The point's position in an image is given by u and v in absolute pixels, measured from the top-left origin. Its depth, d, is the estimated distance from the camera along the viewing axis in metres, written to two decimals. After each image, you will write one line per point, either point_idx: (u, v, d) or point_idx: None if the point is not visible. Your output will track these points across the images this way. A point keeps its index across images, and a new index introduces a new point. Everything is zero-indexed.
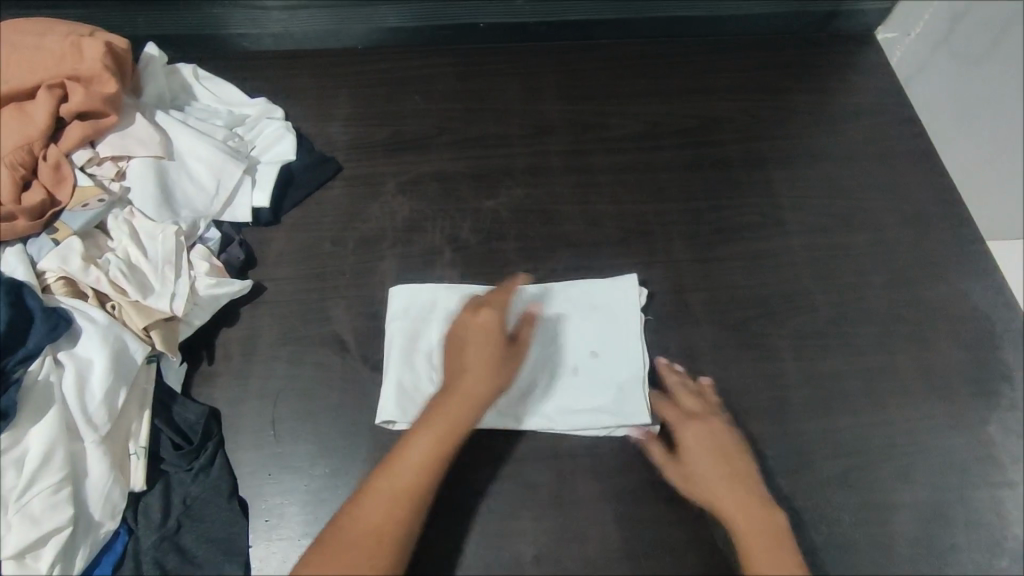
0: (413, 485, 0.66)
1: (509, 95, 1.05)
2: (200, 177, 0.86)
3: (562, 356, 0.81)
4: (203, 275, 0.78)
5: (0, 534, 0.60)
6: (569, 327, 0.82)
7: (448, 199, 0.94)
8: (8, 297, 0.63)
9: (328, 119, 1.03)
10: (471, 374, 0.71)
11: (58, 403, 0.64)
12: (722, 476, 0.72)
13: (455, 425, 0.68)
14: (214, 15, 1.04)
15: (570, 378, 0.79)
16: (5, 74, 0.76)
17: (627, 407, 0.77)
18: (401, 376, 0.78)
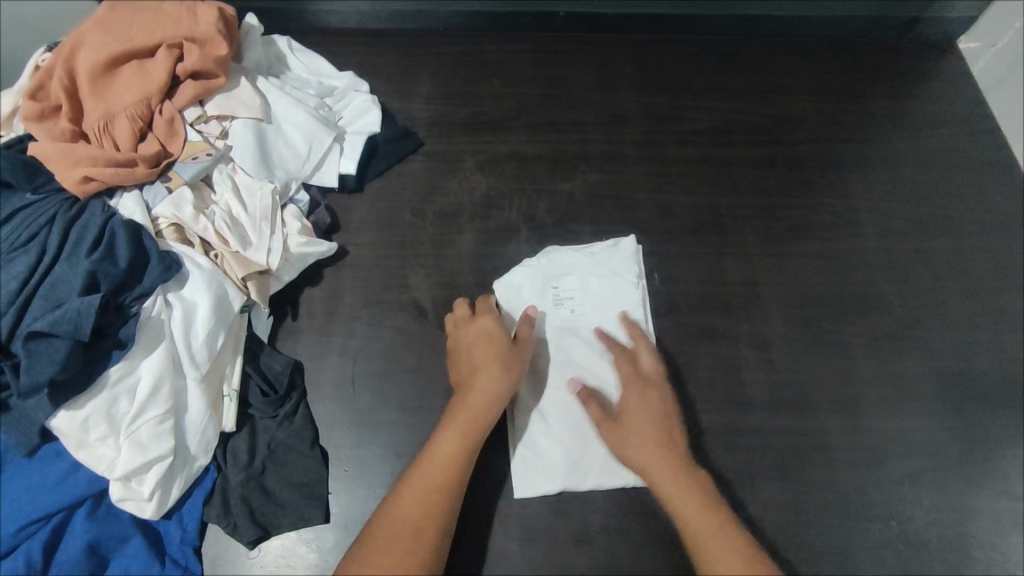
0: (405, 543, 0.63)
1: (584, 84, 1.07)
2: (294, 142, 0.90)
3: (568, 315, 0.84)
4: (295, 234, 0.82)
5: (111, 455, 0.64)
6: (593, 301, 0.85)
7: (526, 179, 0.97)
8: (129, 237, 0.68)
9: (411, 96, 1.06)
10: (484, 370, 0.74)
11: (166, 339, 0.68)
12: (696, 518, 0.66)
13: (477, 417, 0.71)
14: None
15: (550, 316, 0.84)
16: (127, 33, 0.81)
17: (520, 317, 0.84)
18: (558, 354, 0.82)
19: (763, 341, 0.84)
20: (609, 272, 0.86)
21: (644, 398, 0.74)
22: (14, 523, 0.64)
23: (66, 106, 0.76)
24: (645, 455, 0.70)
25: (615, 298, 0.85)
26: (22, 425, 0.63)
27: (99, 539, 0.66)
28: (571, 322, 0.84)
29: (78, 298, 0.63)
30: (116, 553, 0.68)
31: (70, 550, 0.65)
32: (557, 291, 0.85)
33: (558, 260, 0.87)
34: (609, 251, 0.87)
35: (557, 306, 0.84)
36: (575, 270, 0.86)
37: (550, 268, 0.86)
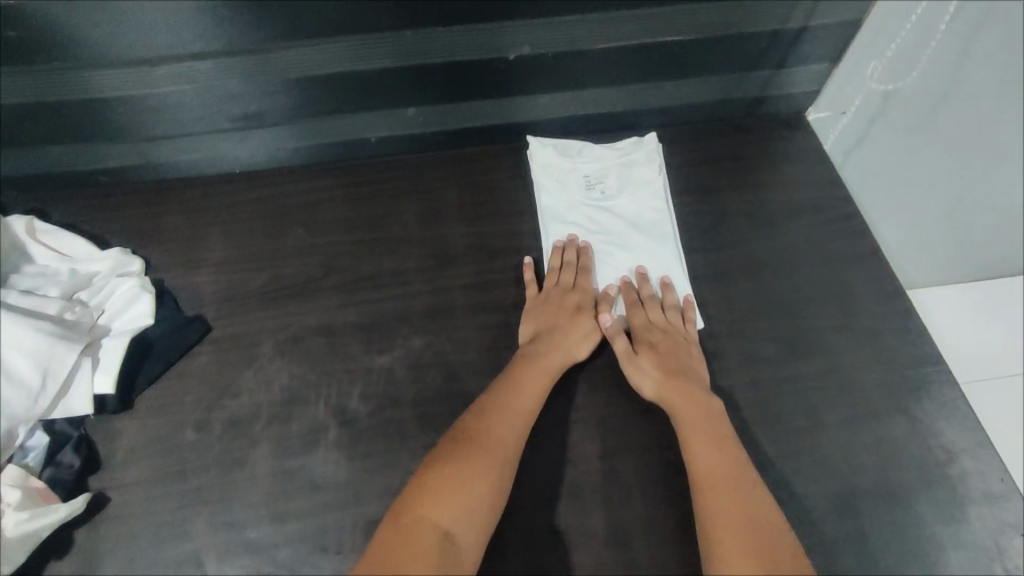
0: (497, 455, 0.69)
1: (404, 219, 0.93)
2: (21, 371, 0.70)
3: (597, 199, 0.93)
4: (13, 508, 0.64)
5: None
6: (616, 185, 0.94)
7: (334, 359, 0.81)
8: None
9: (197, 265, 0.89)
10: (560, 345, 0.78)
11: None
12: (695, 407, 0.73)
13: (521, 409, 0.73)
14: (54, 154, 0.90)
15: (581, 199, 0.93)
16: None
17: (552, 200, 0.93)
18: (595, 225, 0.91)
19: (623, 534, 0.72)
20: (631, 162, 0.96)
21: (671, 308, 0.83)
22: None
23: None
24: (669, 360, 0.77)
25: (638, 181, 0.94)
26: None
27: None
28: (600, 201, 0.93)
29: None
30: None
31: None
32: (584, 176, 0.95)
33: (587, 153, 0.96)
34: (636, 149, 0.97)
35: (588, 191, 0.94)
36: (600, 160, 0.96)
37: (579, 161, 0.96)
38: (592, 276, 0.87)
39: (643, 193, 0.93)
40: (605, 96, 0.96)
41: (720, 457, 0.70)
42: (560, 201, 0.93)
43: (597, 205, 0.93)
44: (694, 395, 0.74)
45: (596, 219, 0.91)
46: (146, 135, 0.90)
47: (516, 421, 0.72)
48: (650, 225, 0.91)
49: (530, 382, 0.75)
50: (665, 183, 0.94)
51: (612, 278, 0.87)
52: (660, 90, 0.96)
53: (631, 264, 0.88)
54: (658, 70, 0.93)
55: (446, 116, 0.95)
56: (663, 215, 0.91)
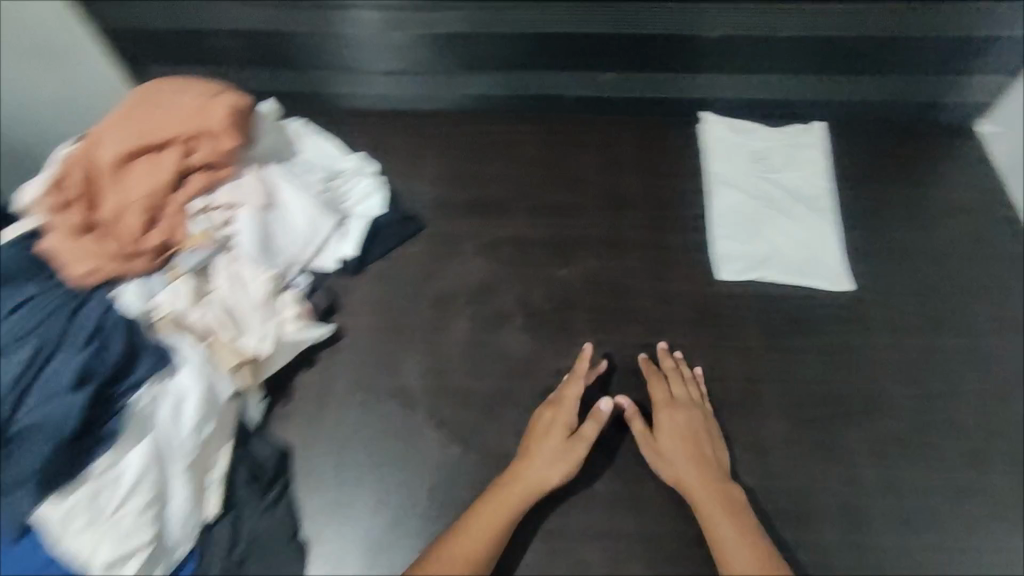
0: (482, 552, 0.72)
1: (588, 166, 1.08)
2: (297, 228, 0.91)
3: (764, 169, 1.06)
4: (290, 319, 0.84)
5: (95, 541, 0.67)
6: (783, 161, 1.06)
7: (523, 264, 0.97)
8: (128, 329, 0.73)
9: (417, 178, 1.08)
10: (540, 453, 0.78)
11: (155, 430, 0.71)
12: (718, 503, 0.75)
13: (503, 512, 0.74)
14: (315, 79, 1.12)
15: (750, 167, 1.06)
16: (145, 126, 0.86)
17: (724, 164, 1.06)
18: (761, 190, 1.03)
19: (760, 444, 0.83)
20: (798, 143, 1.07)
21: (692, 408, 0.83)
22: None
23: (83, 197, 0.82)
24: (687, 457, 0.79)
25: (803, 159, 1.06)
26: (8, 516, 0.65)
27: None
28: (766, 172, 1.05)
29: (68, 396, 0.67)
30: None
31: None
32: (755, 149, 1.08)
33: (758, 131, 1.09)
34: (805, 134, 1.08)
35: (756, 162, 1.06)
36: (769, 139, 1.08)
37: (751, 137, 1.08)
38: (754, 232, 0.99)
39: (807, 170, 1.04)
40: (779, 84, 1.07)
41: (742, 549, 0.72)
42: (730, 167, 1.06)
43: (764, 175, 1.05)
44: (712, 494, 0.76)
45: (762, 186, 1.03)
46: (385, 68, 1.09)
47: (524, 498, 0.76)
48: (812, 198, 1.02)
49: (510, 488, 0.76)
50: (829, 165, 1.05)
51: (772, 236, 0.98)
52: (833, 83, 1.05)
53: (790, 229, 0.99)
54: (832, 65, 1.02)
55: (635, 83, 1.09)
56: (825, 191, 1.02)
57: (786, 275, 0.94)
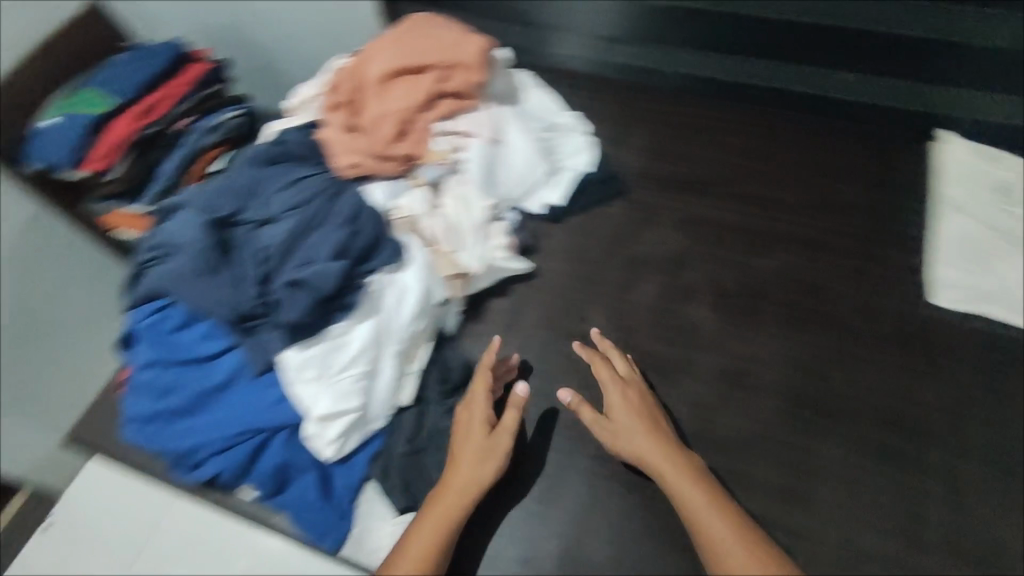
0: (440, 546, 0.70)
1: (802, 162, 1.05)
2: (516, 166, 0.97)
3: (1005, 203, 0.97)
4: (498, 247, 0.91)
5: (317, 394, 0.76)
6: None
7: (721, 246, 0.97)
8: (375, 219, 0.82)
9: (624, 144, 1.11)
10: (469, 437, 0.76)
11: (380, 312, 0.79)
12: (696, 486, 0.71)
13: (449, 501, 0.72)
14: (542, 37, 1.23)
15: (988, 198, 0.97)
16: (410, 50, 0.96)
17: (961, 189, 0.98)
18: (995, 224, 0.95)
19: (953, 480, 0.78)
20: None
21: (628, 394, 0.80)
22: (237, 429, 0.78)
23: (352, 102, 0.93)
24: (645, 447, 0.74)
25: None
26: (255, 352, 0.77)
27: (289, 463, 0.78)
28: (1005, 205, 0.97)
29: (325, 262, 0.77)
30: (295, 480, 0.79)
31: (267, 464, 0.78)
32: (998, 180, 0.99)
33: (1003, 162, 1.00)
34: None
35: (997, 194, 0.98)
36: (1015, 172, 0.99)
37: (994, 166, 1.00)
38: (984, 267, 0.92)
39: None
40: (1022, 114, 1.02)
41: (719, 528, 0.67)
42: (967, 192, 0.98)
43: (1002, 210, 0.97)
44: (674, 480, 0.71)
45: (998, 221, 0.96)
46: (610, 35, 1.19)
47: (471, 485, 0.73)
48: None
49: (452, 479, 0.73)
50: None
51: (1004, 273, 0.91)
52: None
53: None
54: None
55: (864, 86, 1.08)
56: None
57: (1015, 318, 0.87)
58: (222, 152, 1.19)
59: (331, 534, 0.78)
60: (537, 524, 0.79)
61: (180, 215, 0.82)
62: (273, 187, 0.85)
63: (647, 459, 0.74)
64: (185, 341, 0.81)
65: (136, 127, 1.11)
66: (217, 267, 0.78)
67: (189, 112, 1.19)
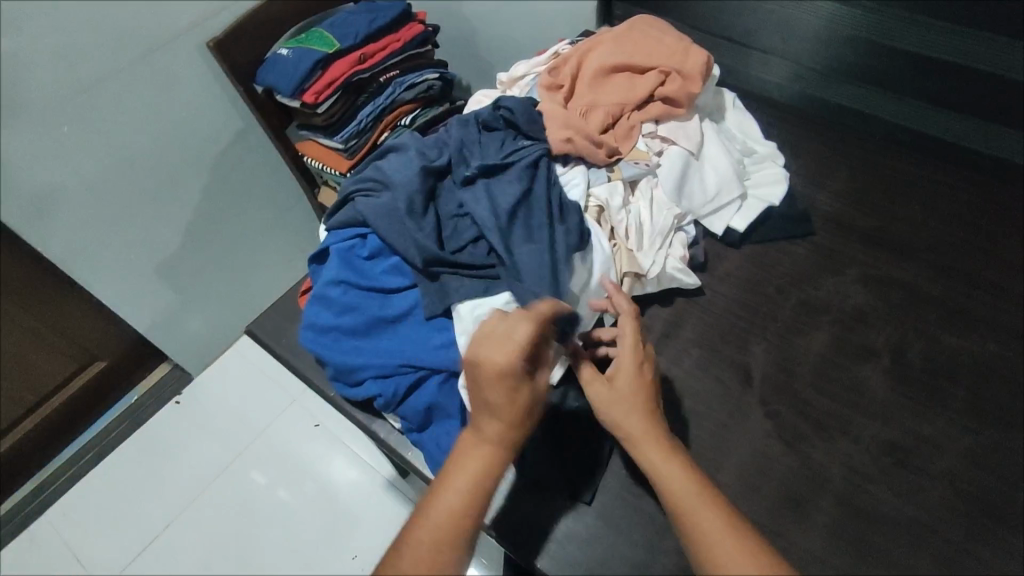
0: (469, 510, 0.58)
1: (1022, 250, 0.95)
2: (708, 183, 0.96)
3: None
4: (675, 257, 0.91)
5: None
6: None
7: (909, 313, 0.91)
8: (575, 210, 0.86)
9: (820, 185, 1.05)
10: (515, 392, 0.61)
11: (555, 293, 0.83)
12: (684, 469, 0.61)
13: (489, 460, 0.61)
14: (752, 60, 1.22)
15: None
16: (633, 51, 0.98)
17: None
18: None
19: None
20: None
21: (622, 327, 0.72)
22: (401, 360, 0.83)
23: (567, 88, 0.96)
24: (637, 421, 0.65)
25: None
26: (436, 295, 0.82)
27: (437, 405, 0.81)
28: None
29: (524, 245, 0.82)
30: (438, 422, 0.82)
31: (417, 402, 0.81)
32: None
33: None
34: None
35: None
36: None
37: None
38: None
39: None
40: None
41: (711, 521, 0.56)
42: None
43: None
44: (643, 448, 0.63)
45: None
46: (825, 69, 1.15)
47: (508, 445, 0.62)
48: None
49: (484, 435, 0.61)
50: None
51: None
52: None
53: None
54: None
55: None
56: None
57: None
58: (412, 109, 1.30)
59: None
60: (654, 536, 0.78)
61: (403, 157, 0.90)
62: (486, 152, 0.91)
63: (631, 428, 0.65)
64: (376, 271, 0.87)
65: (352, 70, 1.21)
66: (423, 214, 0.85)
67: (396, 66, 1.29)
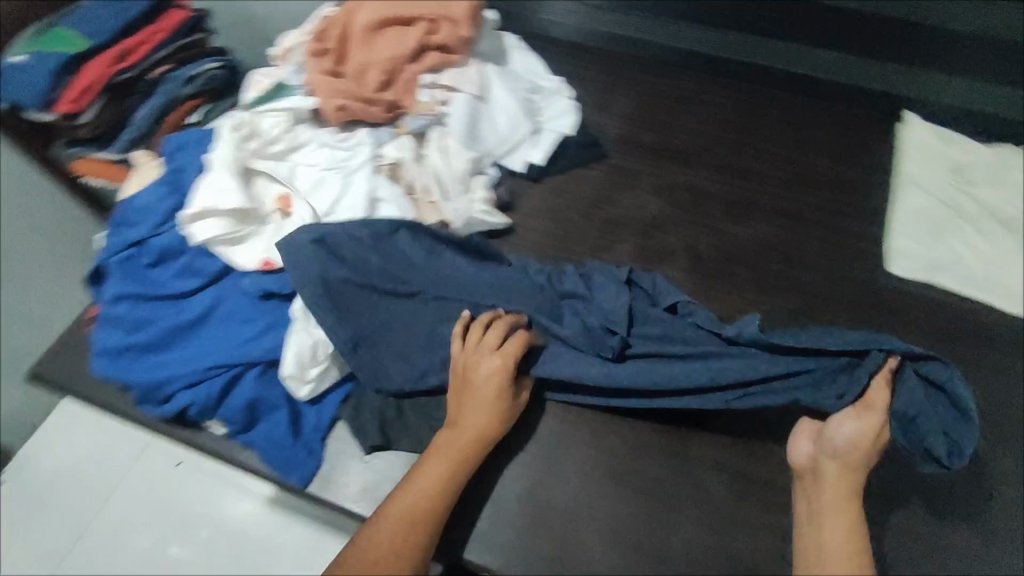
0: (439, 500, 0.70)
1: (779, 139, 1.07)
2: (499, 124, 0.99)
3: (956, 186, 1.02)
4: (479, 201, 0.90)
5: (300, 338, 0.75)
6: (969, 181, 1.03)
7: (695, 211, 1.00)
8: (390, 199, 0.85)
9: (607, 112, 1.11)
10: (485, 404, 0.74)
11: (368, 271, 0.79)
12: (842, 509, 0.67)
13: (459, 458, 0.72)
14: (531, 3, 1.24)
15: (941, 179, 1.03)
16: (397, 3, 0.96)
17: (918, 170, 1.03)
18: (947, 204, 1.00)
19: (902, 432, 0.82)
20: (1003, 167, 1.03)
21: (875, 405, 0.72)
22: (207, 362, 0.77)
23: (335, 50, 0.93)
24: (842, 477, 0.69)
25: (1004, 184, 1.02)
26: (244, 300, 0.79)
27: (259, 398, 0.77)
28: (957, 188, 1.02)
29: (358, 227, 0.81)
30: (265, 416, 0.78)
31: (235, 400, 0.77)
32: (954, 167, 1.04)
33: (960, 145, 1.06)
34: (1011, 160, 1.04)
35: (951, 176, 1.03)
36: (972, 156, 1.05)
37: (953, 150, 1.05)
38: (934, 242, 0.97)
39: (991, 194, 1.02)
40: (992, 100, 1.07)
41: (839, 553, 0.64)
42: (925, 172, 1.03)
43: (953, 191, 1.02)
44: (850, 496, 0.68)
45: (953, 201, 1.01)
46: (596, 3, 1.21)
47: (483, 446, 0.74)
48: (1003, 226, 0.99)
49: (461, 435, 0.73)
50: None
51: (953, 248, 0.96)
52: None
53: (973, 247, 0.96)
54: None
55: (844, 69, 1.11)
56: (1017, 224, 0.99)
57: (955, 287, 0.93)
58: (202, 103, 1.13)
59: (302, 469, 0.78)
60: (502, 466, 0.80)
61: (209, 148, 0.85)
62: (507, 285, 0.82)
63: (824, 477, 0.69)
64: (164, 277, 0.81)
65: (112, 68, 1.01)
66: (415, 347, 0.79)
67: (168, 61, 1.10)
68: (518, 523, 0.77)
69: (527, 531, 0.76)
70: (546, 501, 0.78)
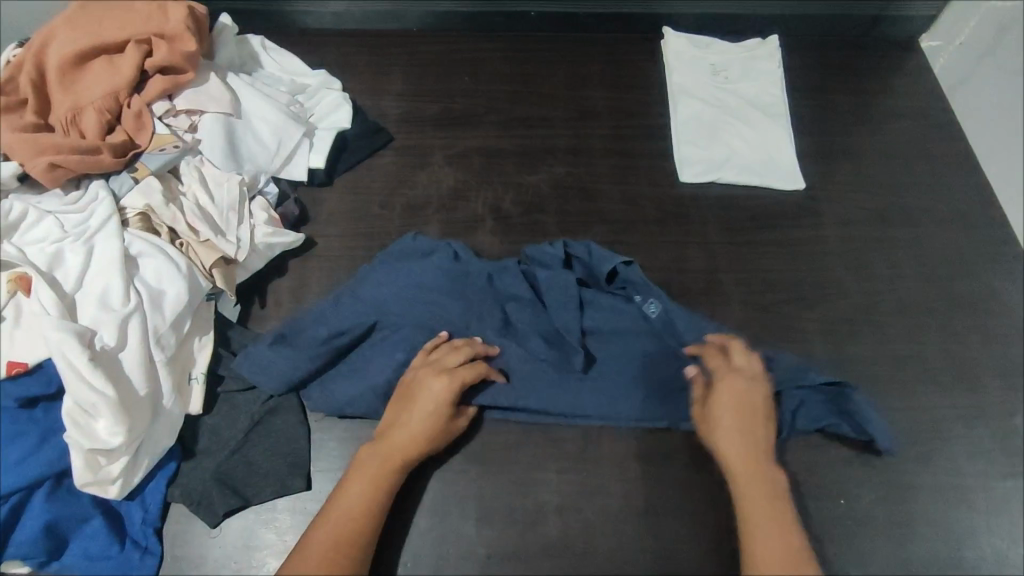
0: (365, 521, 0.67)
1: (555, 81, 1.09)
2: (263, 136, 0.91)
3: (721, 84, 1.08)
4: (261, 224, 0.83)
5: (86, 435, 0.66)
6: (733, 76, 1.09)
7: (492, 173, 0.99)
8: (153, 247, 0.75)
9: (383, 94, 1.06)
10: (420, 418, 0.72)
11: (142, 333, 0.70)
12: (746, 436, 0.72)
13: (387, 475, 0.70)
14: None
15: (707, 82, 1.08)
16: (99, 29, 0.84)
17: (682, 79, 1.08)
18: (717, 103, 1.06)
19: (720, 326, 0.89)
20: (753, 57, 1.10)
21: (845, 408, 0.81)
22: None
23: (33, 100, 0.79)
24: (729, 402, 0.74)
25: (760, 71, 1.09)
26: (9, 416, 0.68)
27: (57, 519, 0.68)
28: (724, 86, 1.08)
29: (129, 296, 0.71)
30: (76, 533, 0.69)
31: (28, 530, 0.67)
32: (716, 67, 1.09)
33: (717, 46, 1.11)
34: (762, 50, 1.10)
35: (714, 76, 1.09)
36: (726, 53, 1.10)
37: (711, 52, 1.11)
38: (714, 142, 1.02)
39: (752, 83, 1.08)
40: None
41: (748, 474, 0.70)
42: (691, 79, 1.08)
43: (720, 90, 1.07)
44: (742, 418, 0.73)
45: (721, 98, 1.07)
46: None
47: (416, 459, 0.72)
48: (767, 110, 1.06)
49: (392, 450, 0.71)
50: (783, 76, 1.09)
51: (729, 143, 1.02)
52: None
53: (747, 138, 1.03)
54: None
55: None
56: (780, 105, 1.07)
57: (740, 179, 0.99)
58: None
59: (140, 572, 0.70)
60: None
61: None
62: (440, 306, 0.80)
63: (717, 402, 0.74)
64: None
65: None
66: (357, 377, 0.78)
67: None
68: (391, 539, 0.74)
69: (401, 544, 0.74)
70: (415, 508, 0.76)
